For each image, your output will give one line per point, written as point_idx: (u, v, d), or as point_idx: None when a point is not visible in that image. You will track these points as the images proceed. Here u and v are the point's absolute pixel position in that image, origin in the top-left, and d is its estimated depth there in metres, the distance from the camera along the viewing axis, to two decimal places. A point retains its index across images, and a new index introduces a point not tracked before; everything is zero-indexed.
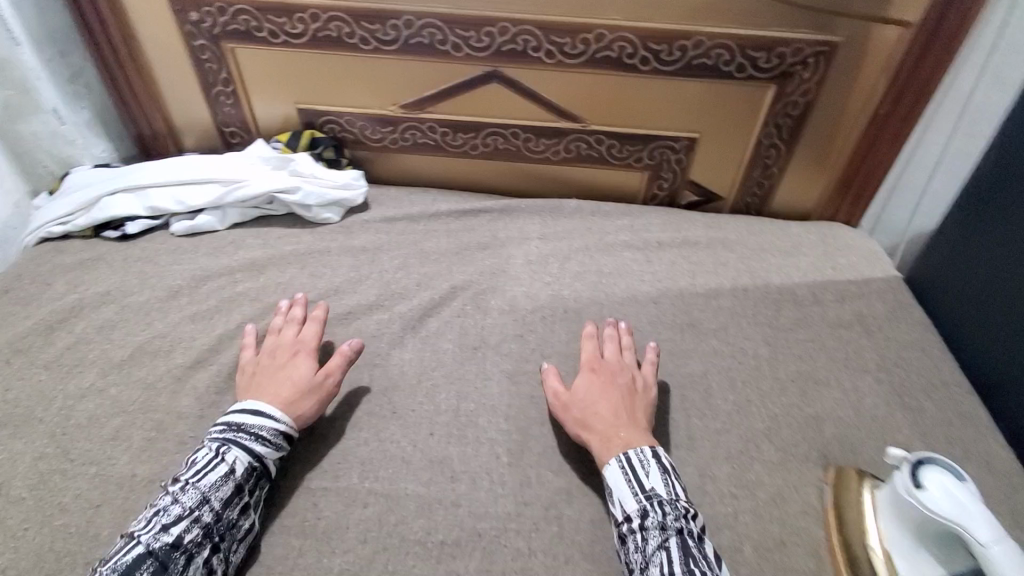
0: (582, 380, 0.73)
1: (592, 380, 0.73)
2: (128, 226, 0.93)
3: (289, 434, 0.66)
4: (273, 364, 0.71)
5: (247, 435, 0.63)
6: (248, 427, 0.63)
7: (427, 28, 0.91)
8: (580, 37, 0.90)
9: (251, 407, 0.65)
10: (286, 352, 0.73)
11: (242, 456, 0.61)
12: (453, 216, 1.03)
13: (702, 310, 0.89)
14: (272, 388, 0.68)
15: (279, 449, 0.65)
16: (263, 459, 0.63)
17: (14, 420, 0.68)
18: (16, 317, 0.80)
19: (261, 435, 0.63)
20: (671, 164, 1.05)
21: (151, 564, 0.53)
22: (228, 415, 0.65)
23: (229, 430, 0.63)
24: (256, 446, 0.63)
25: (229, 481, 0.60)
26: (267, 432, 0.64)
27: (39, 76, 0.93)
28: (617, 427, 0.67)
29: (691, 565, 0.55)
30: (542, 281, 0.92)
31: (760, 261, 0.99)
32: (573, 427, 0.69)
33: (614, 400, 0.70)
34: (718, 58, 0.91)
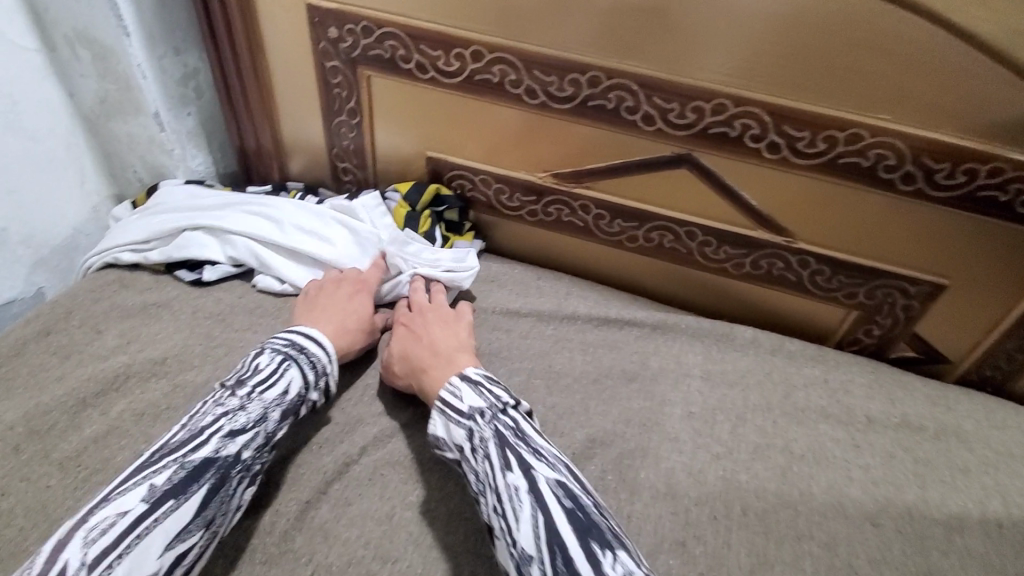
0: (399, 330, 0.69)
1: (410, 326, 0.68)
2: (207, 271, 0.76)
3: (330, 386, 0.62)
4: (339, 296, 0.70)
5: (306, 362, 0.60)
6: (311, 353, 0.61)
7: (616, 90, 0.70)
8: (825, 134, 0.66)
9: (311, 333, 0.63)
10: (354, 286, 0.72)
11: (297, 378, 0.58)
12: (591, 323, 0.80)
13: (946, 557, 0.61)
14: (330, 316, 0.67)
15: (322, 393, 0.61)
16: (312, 392, 0.60)
17: (1, 550, 0.50)
18: (48, 377, 0.64)
19: (314, 365, 0.61)
20: (895, 309, 0.78)
21: (214, 474, 0.49)
22: (291, 335, 0.62)
23: (292, 348, 0.60)
24: (310, 374, 0.60)
25: (283, 404, 0.56)
26: (321, 366, 0.61)
27: (145, 74, 0.79)
28: (434, 362, 0.63)
29: (515, 452, 0.50)
30: (709, 453, 0.67)
31: (1014, 478, 0.70)
32: (404, 381, 0.65)
33: (438, 337, 0.66)
34: (1017, 195, 0.64)
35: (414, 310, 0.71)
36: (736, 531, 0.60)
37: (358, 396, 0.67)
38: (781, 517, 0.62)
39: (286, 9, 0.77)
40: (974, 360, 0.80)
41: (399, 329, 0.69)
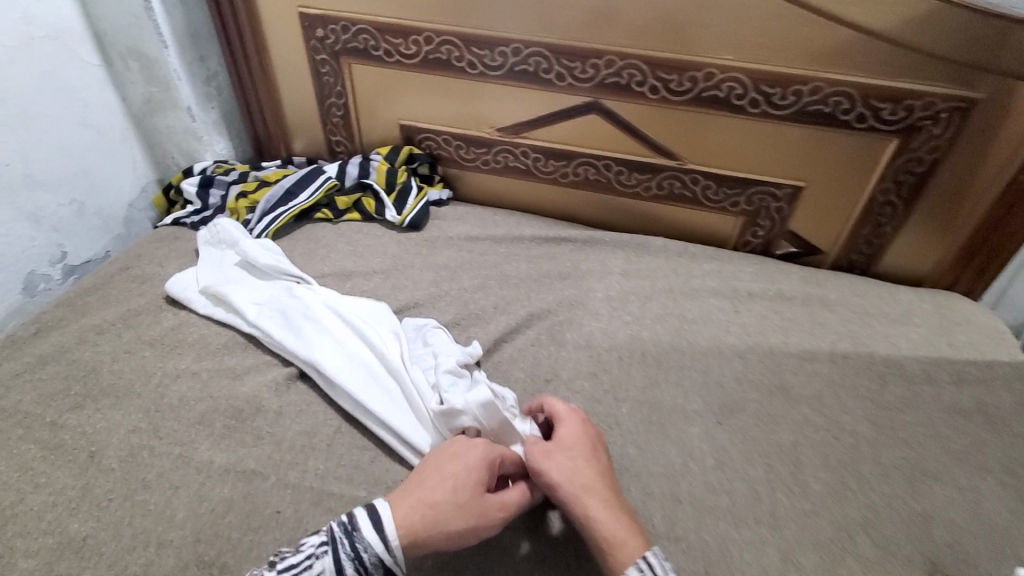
0: (573, 432, 0.62)
1: (590, 461, 0.60)
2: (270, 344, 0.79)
3: (390, 569, 0.53)
4: (452, 474, 0.56)
5: (347, 550, 0.52)
6: (357, 540, 0.52)
7: (533, 56, 0.93)
8: (688, 75, 0.88)
9: (384, 513, 0.54)
10: (473, 450, 0.59)
11: (330, 569, 0.51)
12: (535, 242, 1.03)
13: (795, 373, 0.81)
14: (430, 496, 0.55)
15: None
16: None
17: (117, 391, 0.75)
18: (130, 294, 0.90)
19: (359, 558, 0.52)
20: (771, 212, 1.00)
21: None
22: (356, 510, 0.54)
23: (342, 530, 0.53)
24: (348, 567, 0.52)
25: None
26: (368, 558, 0.52)
27: (180, 77, 1.04)
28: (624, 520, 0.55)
29: None
30: (622, 319, 0.89)
31: (863, 326, 0.90)
32: (557, 479, 0.58)
33: (605, 470, 0.60)
34: (836, 106, 0.86)
35: (579, 419, 0.64)
36: (636, 365, 0.82)
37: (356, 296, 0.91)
38: (670, 355, 0.83)
39: (283, 18, 1.02)
40: (840, 247, 1.01)
41: (572, 426, 0.63)
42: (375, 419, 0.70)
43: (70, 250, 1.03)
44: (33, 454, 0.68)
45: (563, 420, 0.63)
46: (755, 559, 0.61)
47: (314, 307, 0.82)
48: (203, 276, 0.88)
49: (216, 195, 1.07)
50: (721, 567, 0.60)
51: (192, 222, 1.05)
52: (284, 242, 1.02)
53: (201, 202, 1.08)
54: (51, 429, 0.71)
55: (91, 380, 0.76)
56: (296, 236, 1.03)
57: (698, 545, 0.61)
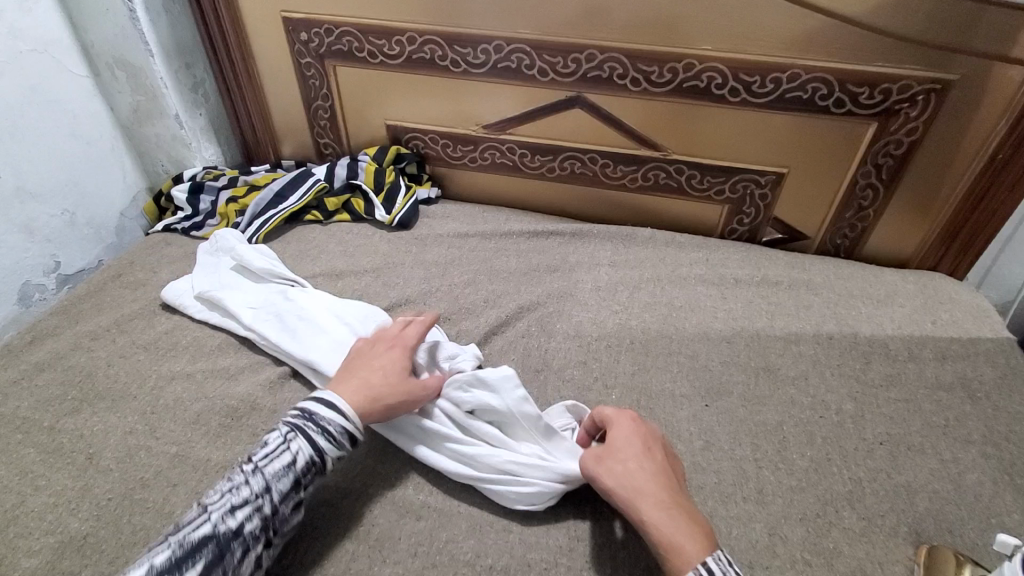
0: (623, 435, 0.60)
1: (643, 463, 0.58)
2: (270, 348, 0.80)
3: (355, 436, 0.61)
4: (379, 366, 0.67)
5: (315, 428, 0.59)
6: (320, 418, 0.60)
7: (515, 53, 0.94)
8: (668, 66, 0.89)
9: (331, 396, 0.62)
10: (384, 344, 0.71)
11: (306, 447, 0.58)
12: (524, 237, 1.04)
13: (781, 355, 0.84)
14: (366, 381, 0.65)
15: (342, 448, 0.61)
16: (326, 455, 0.59)
17: (114, 394, 0.76)
18: (124, 300, 0.91)
19: (328, 431, 0.60)
20: (755, 199, 1.01)
21: (212, 547, 0.50)
22: (306, 401, 0.62)
23: (303, 416, 0.60)
24: (322, 440, 0.59)
25: (290, 474, 0.56)
26: (335, 428, 0.60)
27: (166, 85, 1.05)
28: (682, 520, 0.53)
29: None
30: (610, 308, 0.90)
31: (848, 308, 0.91)
32: (611, 485, 0.57)
33: (665, 473, 0.57)
34: (814, 92, 0.87)
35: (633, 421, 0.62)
36: (624, 352, 0.83)
37: (348, 295, 0.92)
38: (659, 342, 0.85)
39: (267, 24, 1.04)
40: (824, 232, 1.03)
41: (626, 429, 0.61)
42: None
43: (64, 260, 1.03)
44: (31, 457, 0.69)
45: (615, 427, 0.62)
46: (742, 534, 0.63)
47: (301, 303, 0.82)
48: (197, 281, 0.88)
49: (206, 200, 1.08)
50: None
51: (183, 228, 1.05)
52: (275, 244, 1.03)
53: (191, 208, 1.08)
54: (48, 433, 0.72)
55: (87, 385, 0.77)
56: (287, 238, 1.04)
57: None
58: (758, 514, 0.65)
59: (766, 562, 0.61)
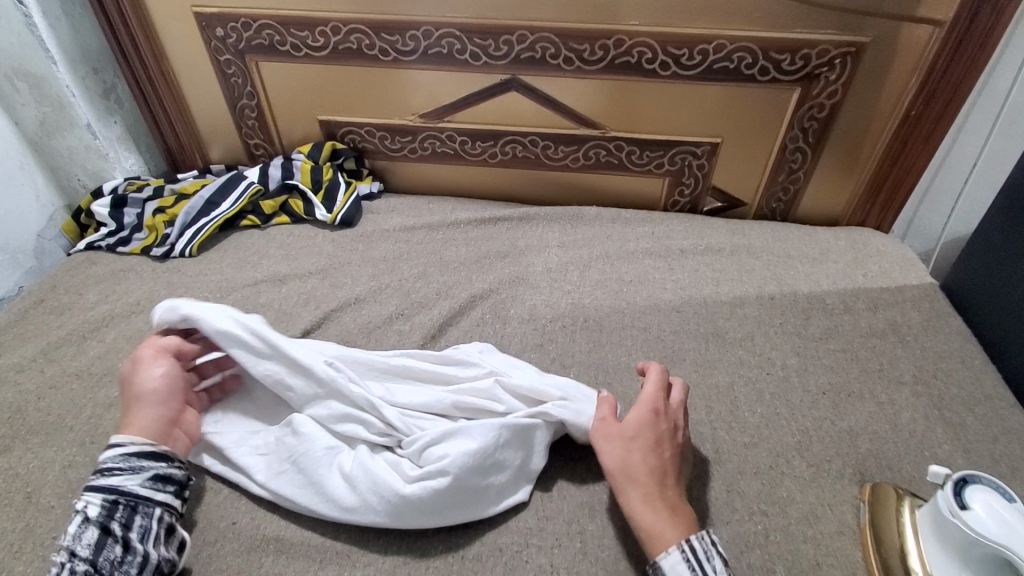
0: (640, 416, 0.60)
1: (642, 455, 0.58)
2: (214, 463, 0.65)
3: (143, 451, 0.58)
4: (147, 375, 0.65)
5: (93, 478, 0.57)
6: (97, 467, 0.58)
7: (446, 38, 0.92)
8: (599, 43, 0.90)
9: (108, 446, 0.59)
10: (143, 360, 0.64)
11: (90, 495, 0.55)
12: (472, 225, 1.03)
13: (727, 319, 0.86)
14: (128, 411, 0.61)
15: (134, 471, 0.57)
16: (118, 488, 0.56)
17: (47, 428, 0.71)
18: (48, 326, 0.85)
19: (103, 469, 0.57)
20: (693, 170, 1.03)
21: None
22: None
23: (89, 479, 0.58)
24: (103, 481, 0.56)
25: (87, 525, 0.53)
26: (110, 461, 0.57)
27: (74, 93, 0.97)
28: (664, 508, 0.55)
29: None
30: (563, 289, 0.91)
31: (787, 269, 0.95)
32: (610, 466, 0.59)
33: (666, 469, 0.58)
34: (740, 62, 0.89)
35: (654, 403, 0.62)
36: (578, 331, 0.84)
37: (294, 299, 0.89)
38: (612, 318, 0.86)
39: (179, 22, 0.98)
40: (760, 197, 1.06)
41: (640, 413, 0.61)
42: (324, 499, 0.60)
43: None
44: None
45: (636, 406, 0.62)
46: (703, 493, 0.66)
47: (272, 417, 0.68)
48: None
49: (131, 213, 1.02)
50: None
51: (108, 245, 0.99)
52: (212, 253, 0.98)
53: (115, 223, 1.01)
54: None
55: (17, 420, 0.72)
56: (224, 246, 0.99)
57: None
58: (716, 472, 0.68)
59: (724, 515, 0.64)
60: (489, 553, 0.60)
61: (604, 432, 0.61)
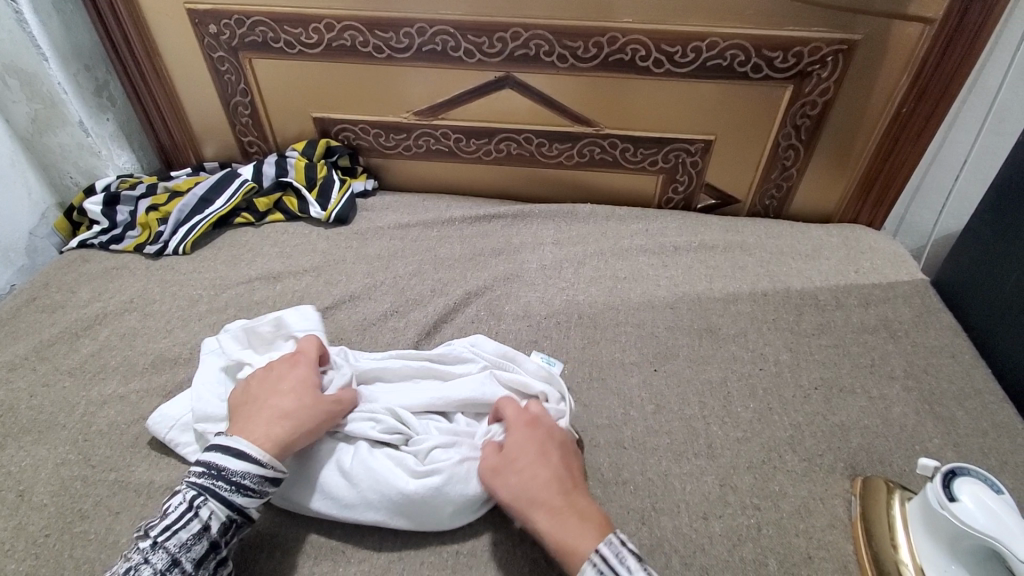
0: (518, 436, 0.59)
1: (532, 473, 0.56)
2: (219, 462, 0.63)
3: (276, 479, 0.55)
4: (287, 389, 0.61)
5: (224, 485, 0.53)
6: (229, 475, 0.53)
7: (440, 35, 0.92)
8: (593, 41, 0.90)
9: (238, 443, 0.55)
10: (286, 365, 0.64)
11: (219, 509, 0.52)
12: (467, 222, 1.03)
13: (721, 316, 0.87)
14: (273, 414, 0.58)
15: (259, 498, 0.55)
16: (242, 509, 0.54)
17: (40, 426, 0.71)
18: (41, 324, 0.85)
19: (239, 484, 0.53)
20: (687, 167, 1.04)
21: None
22: (206, 453, 0.55)
23: (209, 475, 0.53)
24: (235, 497, 0.53)
25: (201, 541, 0.51)
26: (249, 481, 0.54)
27: (66, 90, 0.97)
28: (569, 516, 0.53)
29: None
30: (557, 286, 0.91)
31: (779, 265, 0.96)
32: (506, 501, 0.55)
33: (559, 478, 0.56)
34: (733, 59, 0.90)
35: (523, 420, 0.61)
36: (573, 328, 0.85)
37: (288, 297, 0.89)
38: (606, 315, 0.87)
39: (172, 18, 0.98)
40: (753, 194, 1.07)
41: (517, 434, 0.59)
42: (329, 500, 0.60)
43: None
44: None
45: (510, 428, 0.60)
46: (696, 488, 0.66)
47: None
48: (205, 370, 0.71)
49: (124, 211, 1.01)
50: (667, 501, 0.65)
51: (101, 242, 0.98)
52: (205, 251, 0.98)
53: (107, 220, 1.01)
54: None
55: (11, 418, 0.72)
56: (217, 244, 0.99)
57: (644, 485, 0.66)
58: (709, 467, 0.68)
59: (717, 509, 0.64)
60: (484, 548, 0.60)
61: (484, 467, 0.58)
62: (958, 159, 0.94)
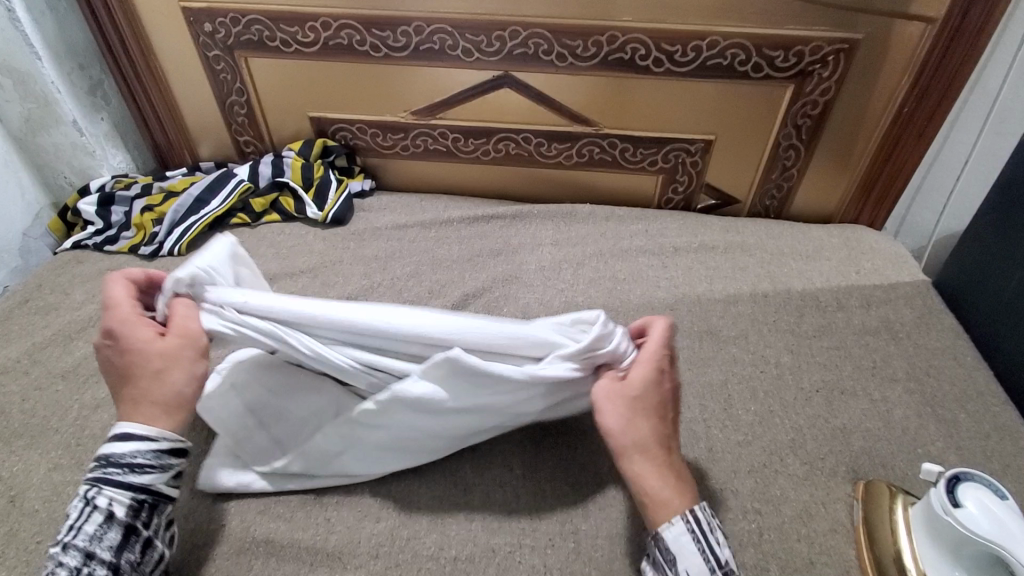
0: (646, 375, 0.56)
1: (646, 419, 0.55)
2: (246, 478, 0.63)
3: (173, 448, 0.54)
4: (141, 357, 0.54)
5: (116, 471, 0.52)
6: (117, 459, 0.52)
7: (437, 34, 0.91)
8: (592, 40, 0.89)
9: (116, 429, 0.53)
10: (120, 325, 0.55)
11: (118, 493, 0.51)
12: (465, 223, 1.02)
13: (721, 317, 0.86)
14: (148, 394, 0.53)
15: (163, 472, 0.53)
16: (148, 487, 0.52)
17: (31, 430, 0.70)
18: (34, 326, 0.84)
19: (131, 465, 0.52)
20: (686, 167, 1.03)
21: None
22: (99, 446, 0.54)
23: (99, 465, 0.52)
24: (132, 478, 0.52)
25: (110, 527, 0.50)
26: (141, 458, 0.52)
27: (60, 90, 0.96)
28: (666, 473, 0.54)
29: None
30: (556, 288, 0.90)
31: (780, 266, 0.95)
32: (617, 430, 0.55)
33: (666, 431, 0.56)
34: (733, 58, 0.89)
35: (658, 360, 0.57)
36: None
37: None
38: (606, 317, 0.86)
39: (167, 17, 0.97)
40: (754, 194, 1.06)
41: (643, 370, 0.56)
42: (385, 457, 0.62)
43: None
44: None
45: (638, 364, 0.57)
46: (697, 492, 0.65)
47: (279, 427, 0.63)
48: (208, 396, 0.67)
49: (118, 211, 1.00)
50: None
51: (95, 243, 0.97)
52: None
53: (102, 221, 1.00)
54: None
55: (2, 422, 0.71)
56: None
57: None
58: (709, 471, 0.67)
59: (717, 514, 0.64)
60: (482, 554, 0.59)
61: (602, 391, 0.56)
62: (960, 160, 0.93)
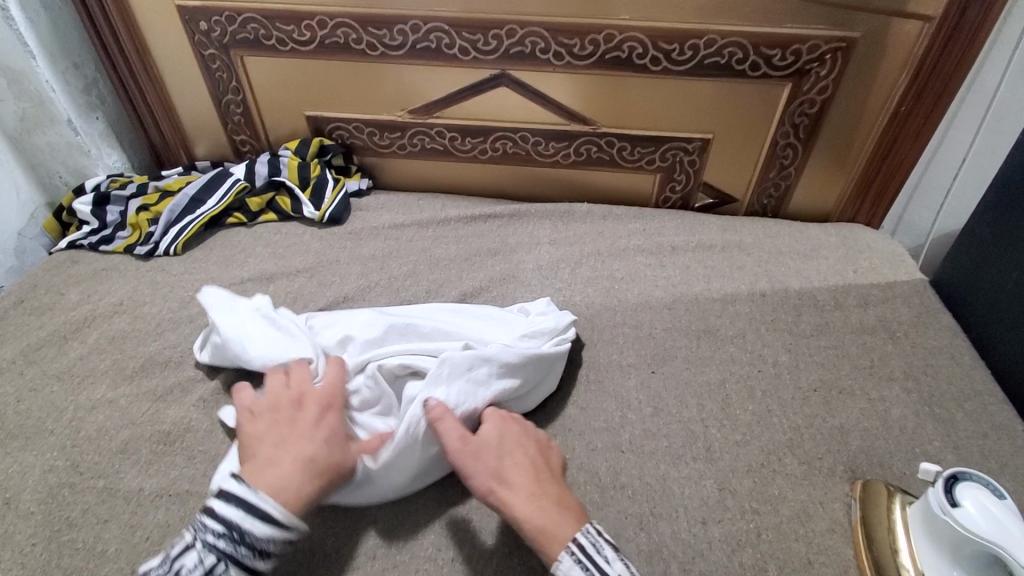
0: (491, 427, 0.61)
1: (509, 464, 0.57)
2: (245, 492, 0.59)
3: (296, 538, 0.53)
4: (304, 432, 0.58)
5: (245, 552, 0.49)
6: (250, 542, 0.50)
7: (434, 32, 0.91)
8: (589, 38, 0.89)
9: (258, 502, 0.51)
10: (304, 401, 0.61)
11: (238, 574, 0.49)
12: (463, 222, 1.02)
13: (719, 316, 0.86)
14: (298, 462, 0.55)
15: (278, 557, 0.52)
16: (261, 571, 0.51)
17: (26, 432, 0.70)
18: (29, 327, 0.84)
19: (263, 551, 0.50)
20: (684, 166, 1.03)
21: None
22: (223, 507, 0.51)
23: (227, 539, 0.49)
24: (256, 562, 0.50)
25: None
26: (271, 545, 0.51)
27: (55, 88, 0.96)
28: (544, 504, 0.54)
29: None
30: (554, 288, 0.90)
31: (778, 265, 0.95)
32: (482, 480, 0.56)
33: (536, 469, 0.58)
34: (731, 57, 0.89)
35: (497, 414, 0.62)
36: None
37: (281, 298, 0.87)
38: (603, 316, 0.86)
39: (162, 15, 0.96)
40: (752, 193, 1.06)
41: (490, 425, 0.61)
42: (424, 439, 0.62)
43: None
44: None
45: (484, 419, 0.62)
46: (695, 492, 0.65)
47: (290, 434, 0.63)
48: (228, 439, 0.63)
49: (114, 211, 1.00)
50: (664, 505, 0.64)
51: (91, 243, 0.97)
52: (197, 252, 0.96)
53: (97, 221, 0.99)
54: None
55: None
56: (209, 244, 0.98)
57: (642, 490, 0.65)
58: (707, 471, 0.67)
59: (715, 514, 0.64)
60: (480, 555, 0.59)
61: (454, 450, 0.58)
62: (957, 158, 0.93)
